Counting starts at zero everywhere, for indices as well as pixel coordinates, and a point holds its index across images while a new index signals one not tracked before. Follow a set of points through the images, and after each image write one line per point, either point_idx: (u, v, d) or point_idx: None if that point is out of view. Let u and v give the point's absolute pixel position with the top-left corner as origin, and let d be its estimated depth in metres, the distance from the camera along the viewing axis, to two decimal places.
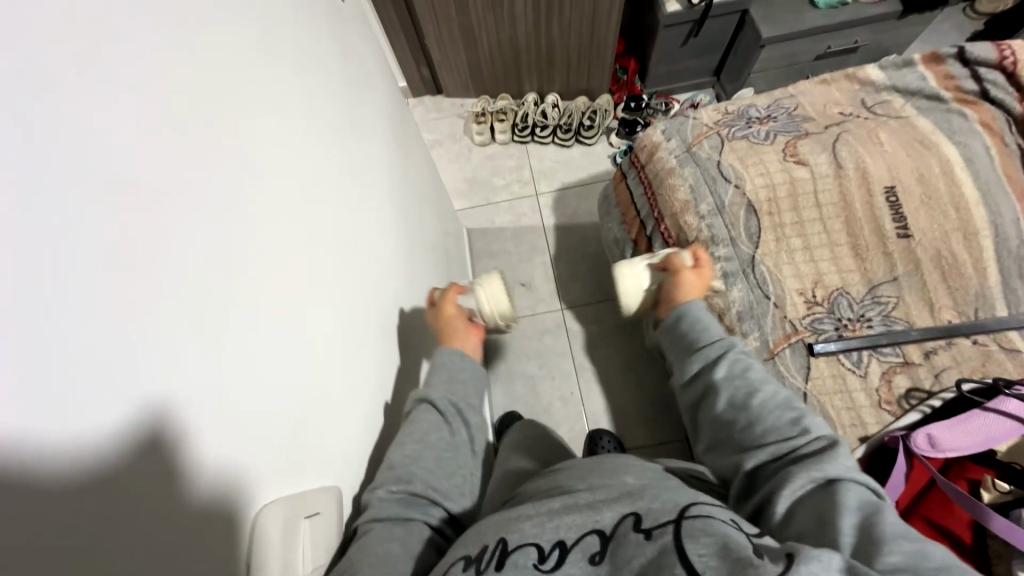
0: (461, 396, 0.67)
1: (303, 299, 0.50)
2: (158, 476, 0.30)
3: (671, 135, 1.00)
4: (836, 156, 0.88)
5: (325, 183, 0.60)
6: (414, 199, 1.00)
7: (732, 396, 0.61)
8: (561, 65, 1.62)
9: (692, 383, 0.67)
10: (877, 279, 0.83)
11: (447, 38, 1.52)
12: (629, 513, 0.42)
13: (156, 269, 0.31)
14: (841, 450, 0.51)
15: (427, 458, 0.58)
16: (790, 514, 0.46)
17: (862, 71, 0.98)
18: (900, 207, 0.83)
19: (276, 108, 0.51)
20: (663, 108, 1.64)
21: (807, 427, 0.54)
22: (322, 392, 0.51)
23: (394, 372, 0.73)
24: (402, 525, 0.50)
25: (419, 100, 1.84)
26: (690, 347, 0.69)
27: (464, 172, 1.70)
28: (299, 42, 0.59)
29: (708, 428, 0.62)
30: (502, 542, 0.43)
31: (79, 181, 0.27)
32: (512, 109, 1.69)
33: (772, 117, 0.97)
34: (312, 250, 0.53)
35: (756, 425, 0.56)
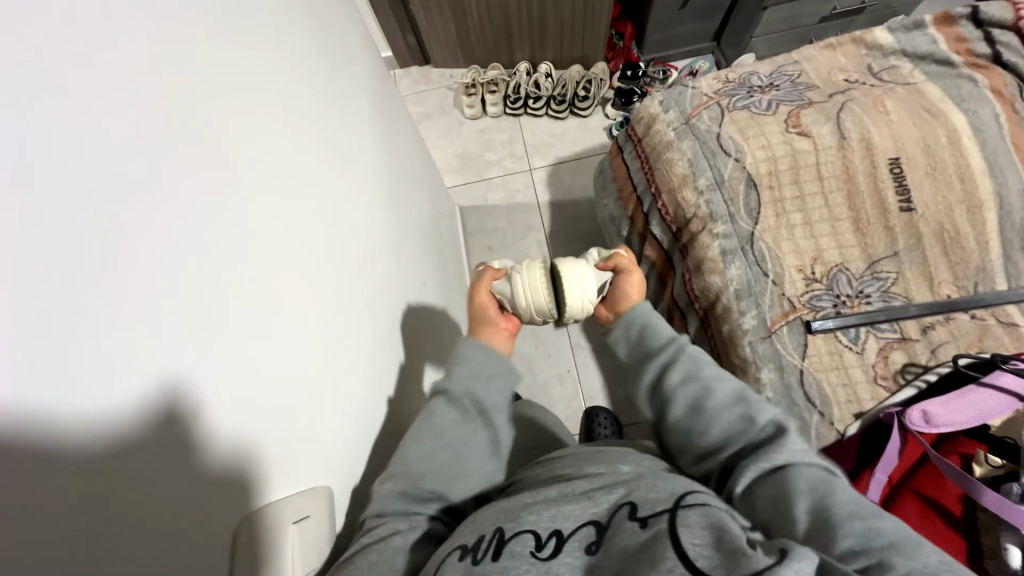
0: (501, 398, 0.66)
1: (301, 297, 0.47)
2: (174, 481, 0.29)
3: (670, 105, 0.96)
4: (840, 126, 0.84)
5: (315, 171, 0.56)
6: (405, 179, 0.97)
7: (688, 399, 0.60)
8: (554, 31, 1.54)
9: (649, 391, 0.66)
10: (878, 254, 0.81)
11: (433, 5, 1.44)
12: (625, 503, 0.42)
13: (155, 267, 0.29)
14: (791, 435, 0.52)
15: (441, 454, 0.58)
16: (750, 500, 0.46)
17: (870, 35, 0.94)
18: (905, 178, 0.81)
19: (264, 90, 0.47)
20: (660, 76, 1.58)
21: (758, 419, 0.54)
22: (324, 396, 0.49)
23: (391, 363, 0.72)
24: (406, 521, 0.50)
25: (406, 71, 1.76)
26: (647, 353, 0.68)
27: (455, 148, 1.65)
28: (283, 18, 0.55)
29: (669, 433, 0.61)
30: (499, 531, 0.42)
31: (73, 174, 0.25)
32: (504, 79, 1.62)
33: (774, 85, 0.93)
34: (308, 245, 0.51)
35: (712, 426, 0.56)
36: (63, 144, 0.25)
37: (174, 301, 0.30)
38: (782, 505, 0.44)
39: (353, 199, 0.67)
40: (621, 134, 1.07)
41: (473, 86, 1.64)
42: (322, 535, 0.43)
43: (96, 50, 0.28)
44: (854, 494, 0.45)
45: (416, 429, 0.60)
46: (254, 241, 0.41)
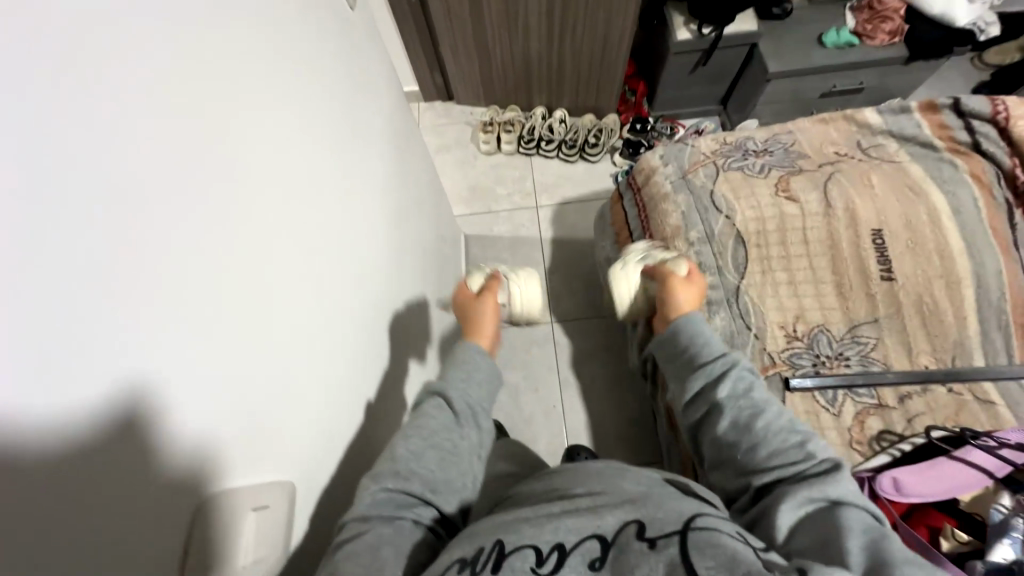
0: (480, 401, 0.69)
1: (282, 293, 0.50)
2: (124, 467, 0.31)
3: (668, 160, 1.03)
4: (826, 194, 0.89)
5: (319, 183, 0.61)
6: (412, 203, 1.02)
7: (736, 417, 0.65)
8: (571, 83, 1.64)
9: (695, 403, 0.70)
10: (858, 319, 0.84)
11: (462, 47, 1.57)
12: (633, 521, 0.45)
13: (141, 263, 0.32)
14: (843, 473, 0.57)
15: (430, 455, 0.60)
16: (793, 530, 0.53)
17: (860, 113, 1.00)
18: (886, 249, 0.84)
19: (277, 104, 0.52)
20: (668, 132, 1.66)
21: (811, 451, 0.60)
22: (294, 387, 0.51)
23: (371, 372, 0.74)
24: (391, 527, 0.52)
25: (430, 104, 1.88)
26: (693, 363, 0.72)
27: (467, 179, 1.73)
28: (309, 50, 0.61)
29: (711, 443, 0.67)
30: (498, 543, 0.46)
31: (73, 166, 0.28)
32: (520, 121, 1.73)
33: (768, 151, 1.00)
34: (303, 246, 0.55)
35: (760, 448, 0.61)
36: (66, 138, 0.27)
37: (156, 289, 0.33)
38: (830, 536, 0.50)
39: (356, 212, 0.72)
40: (621, 181, 1.14)
41: (490, 124, 1.75)
42: (280, 522, 0.45)
43: (102, 67, 0.30)
44: (861, 531, 0.51)
45: (402, 432, 0.62)
46: (242, 244, 0.43)
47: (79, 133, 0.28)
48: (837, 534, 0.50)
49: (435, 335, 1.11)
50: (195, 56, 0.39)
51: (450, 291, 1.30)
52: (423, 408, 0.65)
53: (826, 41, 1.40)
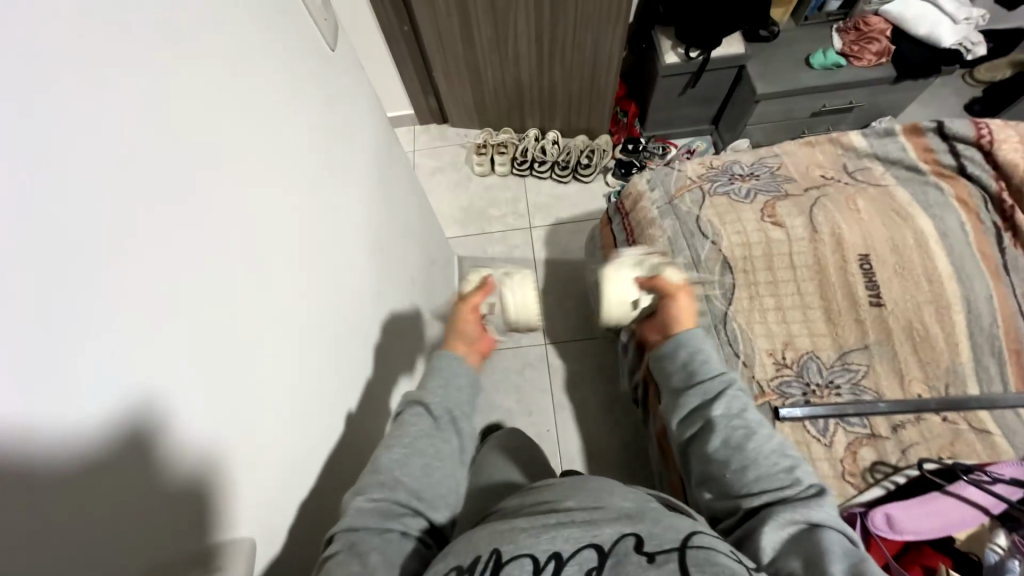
0: (463, 411, 0.68)
1: (277, 321, 0.51)
2: (121, 472, 0.31)
3: (655, 184, 1.04)
4: (812, 219, 0.89)
5: (312, 217, 0.63)
6: (399, 231, 1.03)
7: (728, 436, 0.65)
8: (563, 105, 1.67)
9: (689, 418, 0.71)
10: (848, 345, 0.83)
11: (454, 72, 1.61)
12: (630, 534, 0.47)
13: (139, 273, 0.32)
14: (826, 499, 0.59)
15: (414, 464, 0.60)
16: (778, 553, 0.54)
17: (846, 137, 1.00)
18: (874, 274, 0.84)
19: (272, 135, 0.54)
20: (660, 152, 1.67)
21: (798, 477, 0.62)
22: (287, 412, 0.51)
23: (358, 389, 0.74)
24: (380, 536, 0.53)
25: (426, 127, 1.92)
26: (690, 377, 0.73)
27: (461, 200, 1.74)
28: (300, 91, 0.64)
29: (701, 462, 0.67)
30: (495, 552, 0.47)
31: (77, 174, 0.28)
32: (513, 143, 1.75)
33: (754, 175, 1.01)
34: (296, 278, 0.56)
35: (750, 470, 0.62)
36: (70, 148, 0.28)
37: (155, 298, 0.34)
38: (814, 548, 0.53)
39: (344, 246, 0.73)
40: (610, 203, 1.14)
41: (484, 146, 1.77)
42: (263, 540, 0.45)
43: (111, 84, 0.32)
44: (843, 554, 0.52)
45: (383, 443, 0.62)
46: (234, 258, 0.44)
47: (80, 151, 0.29)
48: (819, 556, 0.51)
49: (425, 361, 1.11)
50: (190, 79, 0.40)
51: (442, 314, 1.31)
52: (401, 418, 0.65)
53: (814, 63, 1.41)
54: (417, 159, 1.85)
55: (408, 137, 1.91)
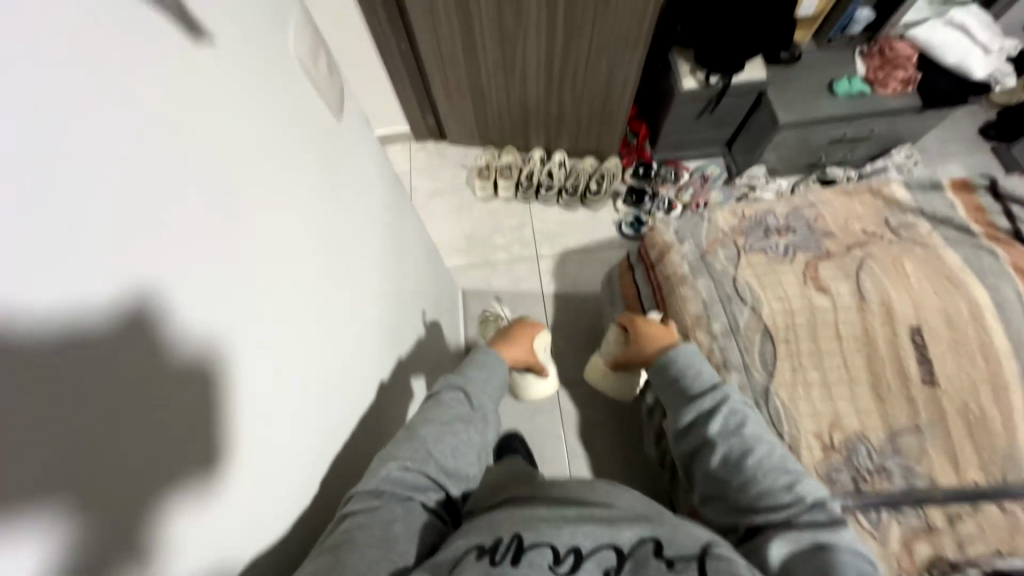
0: (491, 405, 0.78)
1: (297, 359, 0.50)
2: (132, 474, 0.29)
3: (683, 236, 0.97)
4: (859, 284, 0.83)
5: (332, 269, 0.60)
6: (405, 290, 0.94)
7: (727, 453, 0.68)
8: (570, 127, 1.57)
9: (688, 434, 0.74)
10: (898, 426, 0.77)
11: (456, 92, 1.50)
12: (650, 538, 0.51)
13: (149, 267, 0.30)
14: (828, 513, 0.62)
15: (445, 444, 0.68)
16: (789, 565, 0.56)
17: (887, 188, 0.94)
18: (927, 349, 0.78)
19: (296, 161, 0.52)
20: (672, 177, 1.59)
21: (800, 492, 0.64)
22: (300, 450, 0.50)
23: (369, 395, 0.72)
24: (403, 507, 0.58)
25: (422, 144, 1.80)
26: (685, 395, 0.76)
27: (463, 227, 1.65)
28: (329, 150, 0.61)
29: (703, 477, 0.70)
30: (516, 537, 0.51)
31: (77, 166, 0.26)
32: (517, 165, 1.65)
33: (791, 228, 0.94)
34: (314, 328, 0.54)
35: (751, 486, 0.65)
36: (66, 142, 0.25)
37: (163, 291, 0.32)
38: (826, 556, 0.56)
39: (353, 325, 0.66)
40: (632, 250, 1.08)
41: (486, 168, 1.67)
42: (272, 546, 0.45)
43: (122, 75, 0.29)
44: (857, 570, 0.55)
45: (420, 420, 0.70)
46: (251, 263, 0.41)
47: (78, 139, 0.26)
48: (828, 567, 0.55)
49: None
50: (204, 72, 0.37)
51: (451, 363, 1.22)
52: (436, 399, 0.73)
53: (838, 90, 1.34)
54: (415, 181, 1.74)
55: (404, 155, 1.79)
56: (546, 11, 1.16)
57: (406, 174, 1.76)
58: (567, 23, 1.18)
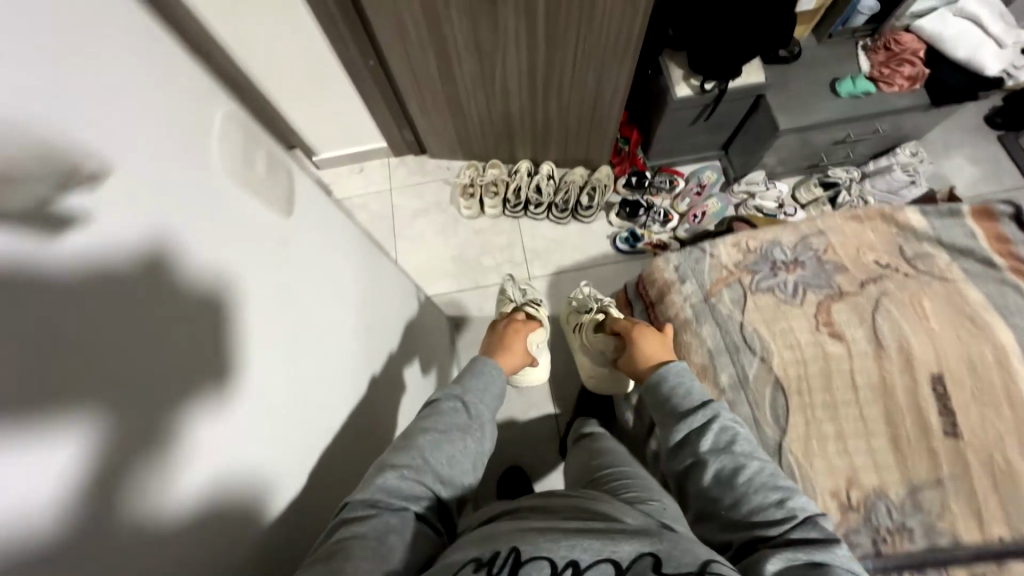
0: (491, 412, 0.73)
1: (277, 436, 0.47)
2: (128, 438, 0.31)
3: (685, 274, 0.91)
4: (876, 328, 0.77)
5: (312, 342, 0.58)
6: (394, 356, 0.89)
7: (719, 469, 0.62)
8: (557, 138, 1.47)
9: (678, 451, 0.67)
10: (920, 481, 0.73)
11: (433, 106, 1.39)
12: (648, 553, 0.45)
13: (123, 259, 0.32)
14: (823, 536, 0.55)
15: (439, 450, 0.63)
16: None
17: (901, 214, 0.88)
18: (949, 399, 0.73)
19: (275, 203, 0.53)
20: (667, 186, 1.51)
21: (791, 511, 0.57)
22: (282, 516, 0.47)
23: (366, 402, 0.72)
24: (395, 517, 0.54)
25: (402, 159, 1.70)
26: (676, 410, 0.70)
27: (450, 249, 1.57)
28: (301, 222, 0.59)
29: (693, 496, 0.64)
30: (514, 550, 0.47)
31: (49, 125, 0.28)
32: (504, 180, 1.56)
33: (799, 262, 0.88)
34: (293, 404, 0.51)
35: (742, 505, 0.59)
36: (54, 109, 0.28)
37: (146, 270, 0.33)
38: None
39: (340, 400, 0.64)
40: (630, 282, 1.01)
41: (470, 186, 1.57)
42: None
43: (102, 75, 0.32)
44: None
45: (422, 426, 0.65)
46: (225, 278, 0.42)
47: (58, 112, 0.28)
48: None
49: None
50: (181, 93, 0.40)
51: None
52: (434, 405, 0.69)
53: (841, 91, 1.25)
54: (397, 200, 1.65)
55: (384, 172, 1.69)
56: (524, 24, 1.04)
57: (387, 192, 1.67)
58: (549, 35, 1.07)
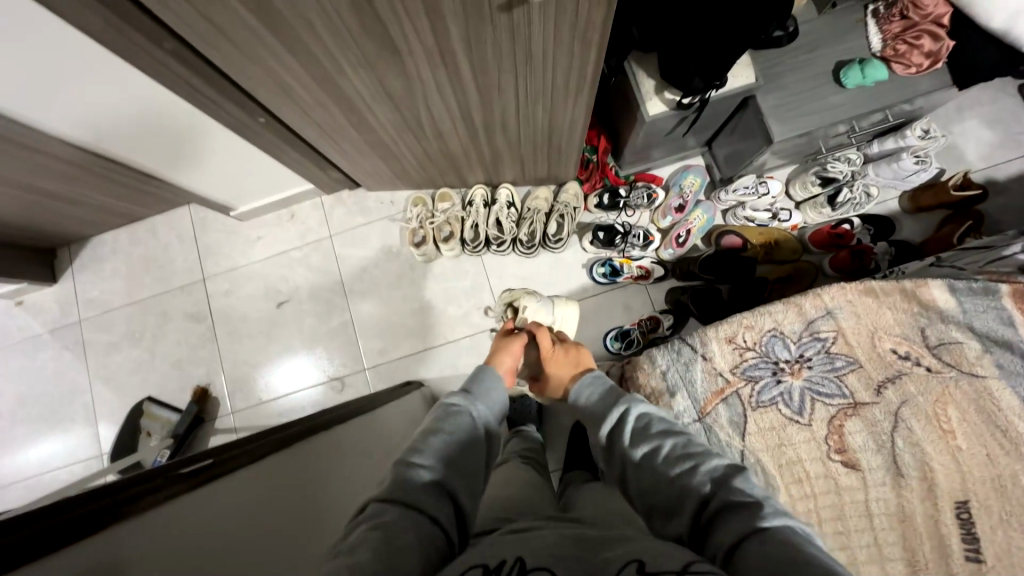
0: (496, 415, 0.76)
1: None
2: None
3: (675, 382, 0.80)
4: (895, 454, 0.70)
5: (200, 527, 0.45)
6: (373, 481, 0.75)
7: (641, 452, 0.65)
8: (511, 163, 1.23)
9: (611, 456, 0.70)
10: None
11: (355, 150, 1.14)
12: (632, 559, 0.43)
13: None
14: (752, 484, 0.56)
15: (443, 441, 0.64)
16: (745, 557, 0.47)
17: (925, 290, 0.77)
18: (974, 525, 0.66)
19: None
20: (645, 202, 1.31)
21: (704, 473, 0.59)
22: None
23: (324, 468, 0.67)
24: (413, 518, 0.52)
25: (338, 196, 1.47)
26: (600, 416, 0.76)
27: (410, 301, 1.40)
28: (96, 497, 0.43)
29: (637, 489, 0.64)
30: (519, 560, 0.45)
31: None
32: (458, 217, 1.35)
33: (805, 359, 0.77)
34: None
35: (674, 472, 0.61)
36: None
37: None
38: (767, 546, 0.47)
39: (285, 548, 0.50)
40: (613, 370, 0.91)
41: (419, 228, 1.37)
42: None
43: None
44: (796, 537, 0.48)
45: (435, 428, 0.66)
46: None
47: None
48: (775, 553, 0.46)
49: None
50: None
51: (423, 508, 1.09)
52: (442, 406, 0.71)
53: (847, 82, 1.02)
54: (341, 250, 1.45)
55: (319, 216, 1.47)
56: (445, 72, 0.79)
57: (327, 241, 1.45)
58: (477, 77, 0.82)
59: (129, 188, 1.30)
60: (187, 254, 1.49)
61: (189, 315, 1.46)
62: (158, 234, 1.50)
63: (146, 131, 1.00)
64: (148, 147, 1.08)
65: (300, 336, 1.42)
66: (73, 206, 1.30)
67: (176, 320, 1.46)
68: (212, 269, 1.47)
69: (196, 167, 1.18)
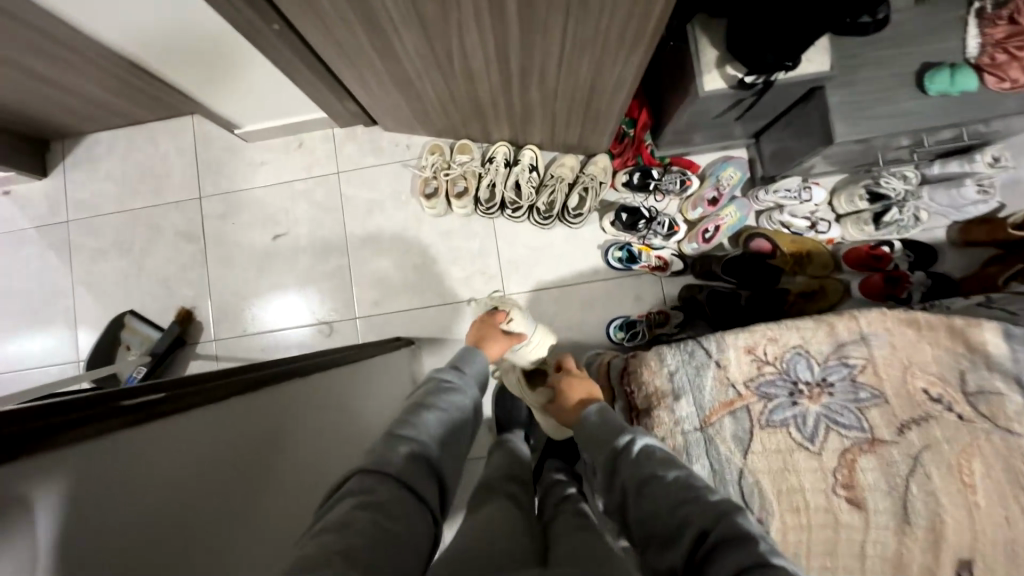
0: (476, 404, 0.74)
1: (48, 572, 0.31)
2: None
3: (681, 386, 0.76)
4: (906, 501, 0.66)
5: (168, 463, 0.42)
6: (335, 448, 0.72)
7: (645, 466, 0.63)
8: (542, 122, 1.13)
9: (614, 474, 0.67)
10: None
11: (375, 81, 1.04)
12: None
13: None
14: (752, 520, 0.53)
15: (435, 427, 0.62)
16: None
17: (976, 331, 0.71)
18: None
19: None
20: (677, 189, 1.22)
21: (710, 493, 0.56)
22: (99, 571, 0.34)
23: (296, 425, 0.63)
24: (397, 502, 0.50)
25: (351, 131, 1.37)
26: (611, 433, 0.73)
27: (411, 255, 1.33)
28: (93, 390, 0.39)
29: (639, 506, 0.60)
30: None
31: None
32: (476, 173, 1.25)
33: (827, 384, 0.73)
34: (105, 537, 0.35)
35: (684, 488, 0.58)
36: None
37: None
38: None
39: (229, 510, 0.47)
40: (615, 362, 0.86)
41: (432, 179, 1.29)
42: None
43: None
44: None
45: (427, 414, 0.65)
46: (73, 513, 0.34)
47: None
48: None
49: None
50: None
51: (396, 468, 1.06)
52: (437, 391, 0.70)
53: (931, 88, 0.91)
54: (347, 189, 1.36)
55: (328, 149, 1.37)
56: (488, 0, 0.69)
57: (333, 177, 1.36)
58: (524, 13, 0.71)
59: (128, 87, 1.19)
60: (185, 169, 1.40)
61: (181, 233, 1.39)
62: (157, 143, 1.41)
63: (145, 23, 0.90)
64: (147, 42, 0.97)
65: (293, 272, 1.36)
66: (65, 97, 1.20)
67: (167, 236, 1.39)
68: (210, 189, 1.39)
69: (200, 73, 1.07)
